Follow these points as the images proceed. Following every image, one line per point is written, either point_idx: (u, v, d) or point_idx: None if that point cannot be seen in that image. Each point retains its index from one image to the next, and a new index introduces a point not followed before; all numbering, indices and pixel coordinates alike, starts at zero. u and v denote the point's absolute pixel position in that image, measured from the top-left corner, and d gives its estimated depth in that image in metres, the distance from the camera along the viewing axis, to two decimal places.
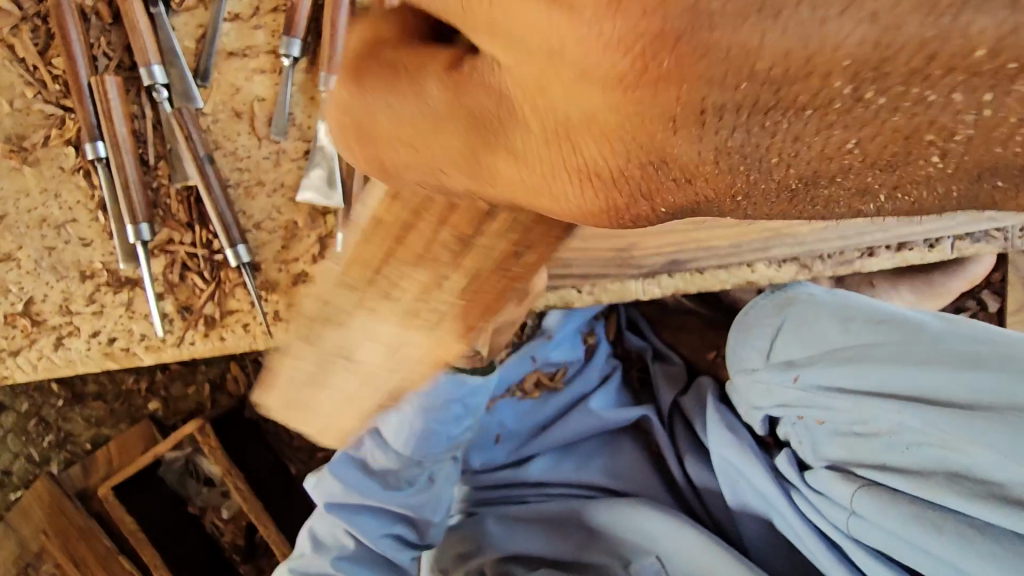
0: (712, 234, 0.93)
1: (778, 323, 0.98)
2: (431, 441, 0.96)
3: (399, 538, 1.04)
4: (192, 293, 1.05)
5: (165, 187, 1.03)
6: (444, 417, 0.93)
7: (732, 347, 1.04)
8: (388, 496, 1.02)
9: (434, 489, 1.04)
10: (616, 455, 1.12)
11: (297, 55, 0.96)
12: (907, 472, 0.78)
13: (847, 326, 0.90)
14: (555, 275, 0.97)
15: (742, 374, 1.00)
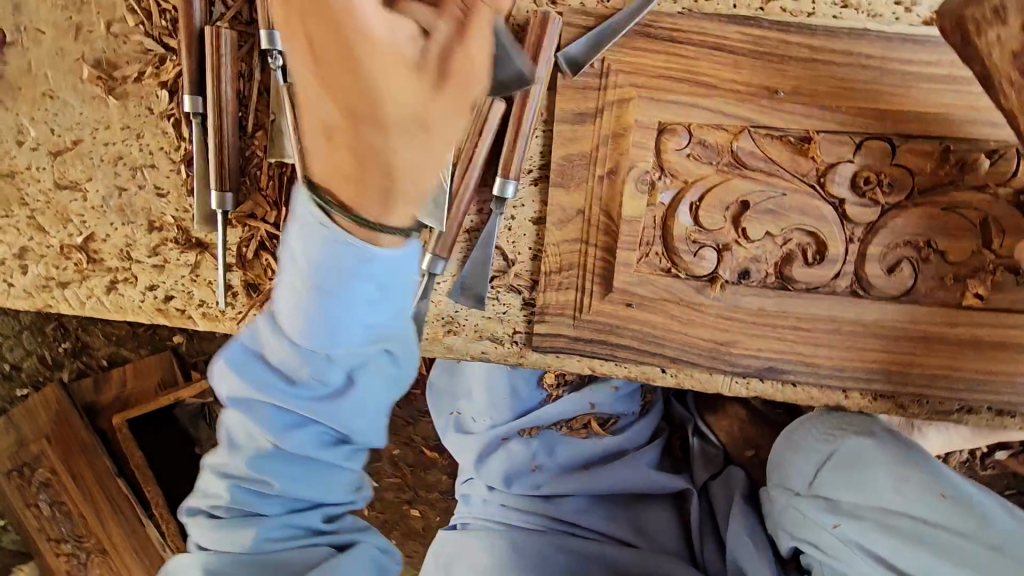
0: (817, 352, 0.89)
1: (828, 453, 0.91)
2: (338, 331, 0.71)
3: (315, 431, 0.80)
4: (264, 273, 1.00)
5: (257, 157, 0.96)
6: (349, 299, 0.69)
7: (777, 459, 0.98)
8: (292, 399, 0.76)
9: (358, 394, 0.77)
10: (644, 517, 1.14)
11: None
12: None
13: (903, 487, 0.84)
14: (644, 351, 0.93)
15: (780, 492, 0.96)
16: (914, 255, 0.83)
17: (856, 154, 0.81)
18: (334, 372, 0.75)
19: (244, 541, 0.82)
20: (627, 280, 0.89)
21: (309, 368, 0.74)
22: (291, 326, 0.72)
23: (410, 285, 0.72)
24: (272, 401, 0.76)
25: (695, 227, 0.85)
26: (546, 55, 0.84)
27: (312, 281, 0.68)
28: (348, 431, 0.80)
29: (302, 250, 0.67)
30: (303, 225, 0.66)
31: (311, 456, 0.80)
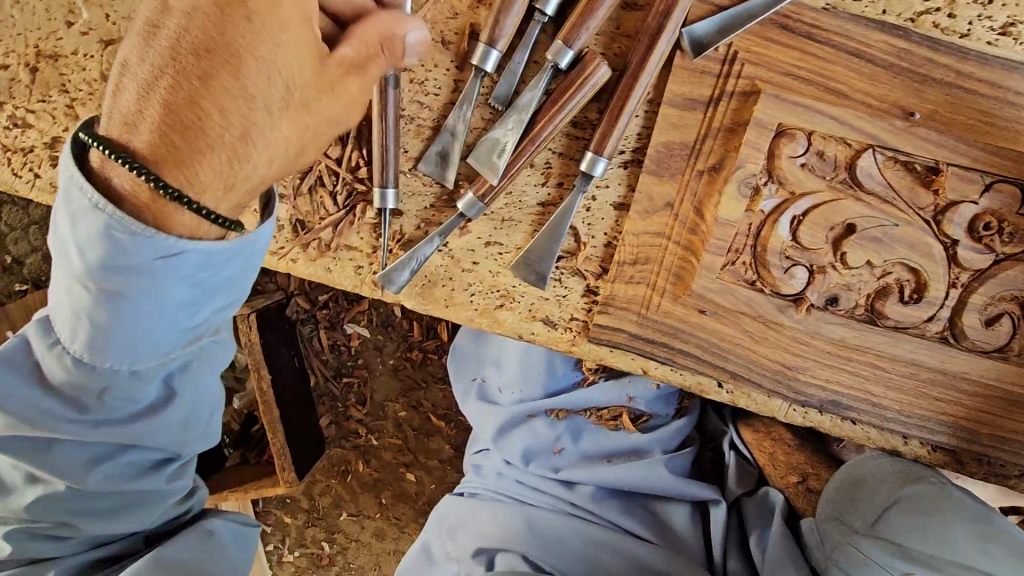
0: (888, 394, 0.84)
1: (897, 496, 0.86)
2: (135, 346, 0.69)
3: (117, 451, 0.81)
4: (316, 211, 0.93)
5: None
6: (145, 308, 0.66)
7: (836, 493, 0.92)
8: (110, 399, 0.74)
9: (184, 400, 0.80)
10: (661, 518, 1.14)
11: (550, 16, 0.78)
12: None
13: (985, 546, 0.82)
14: (706, 362, 0.88)
15: (833, 524, 0.91)
16: (1017, 311, 0.78)
17: (982, 195, 0.75)
18: (142, 384, 0.74)
19: (39, 546, 0.83)
20: (706, 286, 0.83)
21: (109, 390, 0.73)
22: (79, 341, 0.69)
23: (250, 273, 0.73)
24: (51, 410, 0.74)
25: (792, 242, 0.80)
26: (670, 29, 0.76)
27: (98, 288, 0.65)
28: (185, 433, 0.83)
29: (78, 252, 0.63)
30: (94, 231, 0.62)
31: (125, 432, 0.77)
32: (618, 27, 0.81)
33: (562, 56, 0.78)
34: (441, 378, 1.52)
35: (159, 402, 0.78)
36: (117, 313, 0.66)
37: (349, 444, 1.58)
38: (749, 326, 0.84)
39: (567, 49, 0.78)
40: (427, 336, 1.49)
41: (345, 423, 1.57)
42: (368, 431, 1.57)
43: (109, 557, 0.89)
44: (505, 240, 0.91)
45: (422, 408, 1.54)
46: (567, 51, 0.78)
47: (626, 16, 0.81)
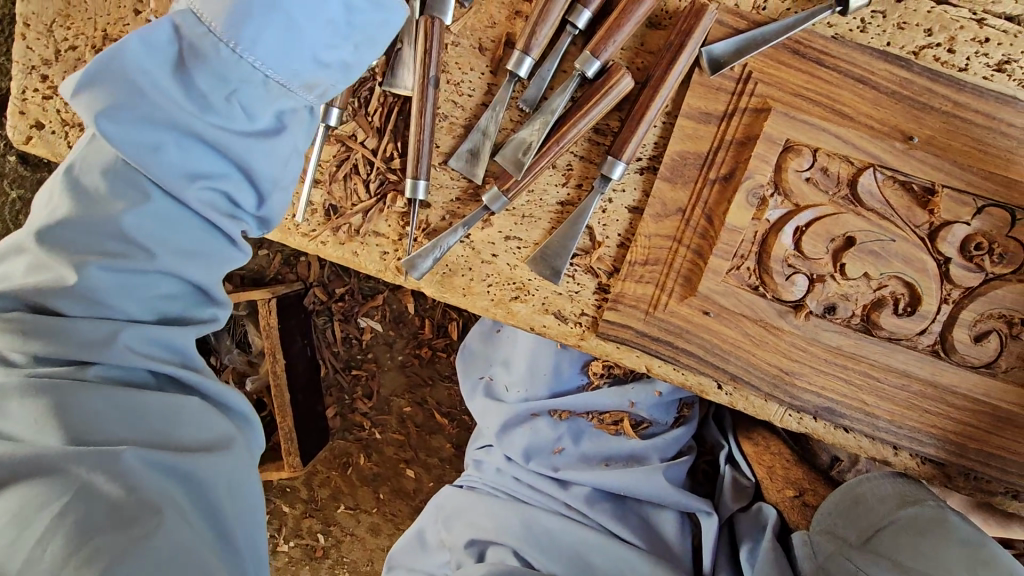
0: (880, 404, 0.88)
1: (892, 516, 0.85)
2: (285, 46, 0.68)
3: (220, 177, 0.73)
4: (349, 197, 0.99)
5: (372, 82, 0.95)
6: (279, 54, 0.68)
7: (840, 508, 0.92)
8: (211, 140, 0.70)
9: (289, 135, 0.75)
10: (654, 527, 1.13)
11: (581, 28, 0.85)
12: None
13: (980, 571, 0.74)
14: (707, 362, 0.92)
15: (824, 537, 0.91)
16: (1004, 329, 0.82)
17: (974, 218, 0.81)
18: (262, 105, 0.71)
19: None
20: (712, 288, 0.88)
21: (239, 92, 0.70)
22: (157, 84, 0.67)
23: (382, 44, 0.75)
24: (123, 180, 0.69)
25: (794, 251, 0.85)
26: (690, 47, 0.82)
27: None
28: (280, 185, 0.78)
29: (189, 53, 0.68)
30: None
31: (204, 203, 0.72)
32: (642, 44, 0.88)
33: (589, 65, 0.85)
34: (448, 376, 1.56)
35: (218, 176, 0.73)
36: (229, 89, 0.69)
37: (353, 437, 1.61)
38: (752, 334, 0.89)
39: (595, 58, 0.85)
40: (438, 334, 1.54)
41: (351, 415, 1.60)
42: (373, 425, 1.60)
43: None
44: (524, 235, 0.96)
45: (427, 405, 1.57)
46: (595, 61, 0.84)
47: (650, 35, 0.88)
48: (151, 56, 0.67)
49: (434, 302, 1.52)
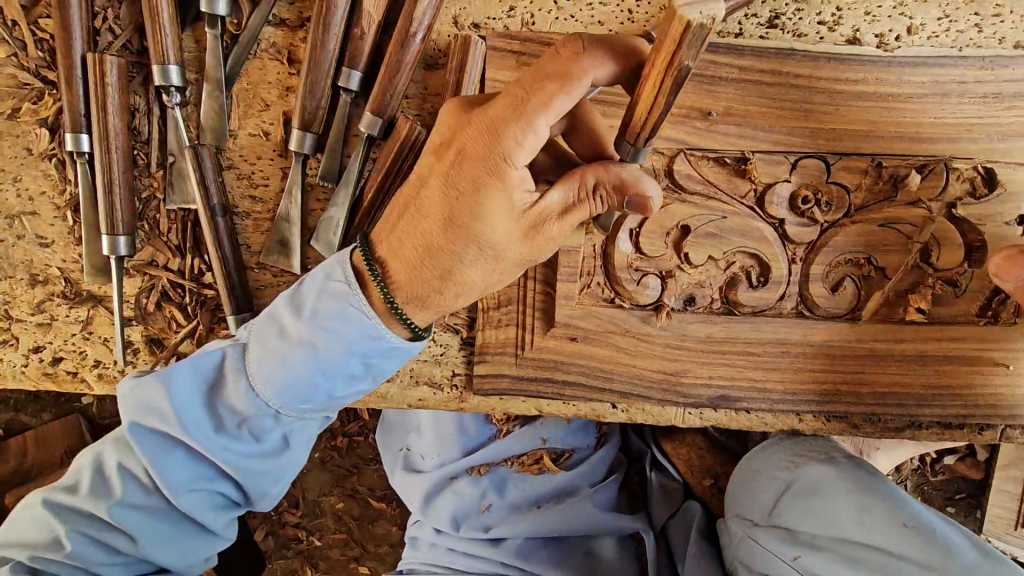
0: (769, 376, 0.86)
1: (788, 480, 0.88)
2: (305, 394, 0.80)
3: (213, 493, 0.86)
4: (168, 326, 0.89)
5: (156, 200, 0.86)
6: (333, 371, 0.78)
7: (737, 486, 0.94)
8: (149, 530, 0.84)
9: (285, 456, 0.85)
10: (599, 556, 1.12)
11: (356, 90, 0.79)
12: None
13: (864, 516, 0.80)
14: (592, 386, 0.87)
15: (738, 522, 0.91)
16: (855, 272, 0.81)
17: (792, 174, 0.79)
18: (268, 431, 0.82)
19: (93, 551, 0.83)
20: (569, 313, 0.83)
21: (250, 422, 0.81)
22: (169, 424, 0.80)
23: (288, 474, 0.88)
24: (96, 526, 0.82)
25: (636, 254, 0.81)
26: (470, 78, 0.79)
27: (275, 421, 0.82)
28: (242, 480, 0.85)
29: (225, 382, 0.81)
30: (269, 325, 0.79)
31: (238, 444, 0.82)
32: (425, 88, 0.83)
33: (375, 127, 0.80)
34: (372, 458, 1.44)
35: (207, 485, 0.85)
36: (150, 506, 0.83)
37: (291, 553, 1.48)
38: (627, 347, 0.85)
39: (378, 117, 0.79)
40: (349, 419, 1.42)
41: (282, 531, 1.47)
42: (309, 533, 1.47)
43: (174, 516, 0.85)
44: None
45: (359, 495, 1.45)
46: (378, 121, 0.79)
47: (430, 76, 0.83)
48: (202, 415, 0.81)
49: None
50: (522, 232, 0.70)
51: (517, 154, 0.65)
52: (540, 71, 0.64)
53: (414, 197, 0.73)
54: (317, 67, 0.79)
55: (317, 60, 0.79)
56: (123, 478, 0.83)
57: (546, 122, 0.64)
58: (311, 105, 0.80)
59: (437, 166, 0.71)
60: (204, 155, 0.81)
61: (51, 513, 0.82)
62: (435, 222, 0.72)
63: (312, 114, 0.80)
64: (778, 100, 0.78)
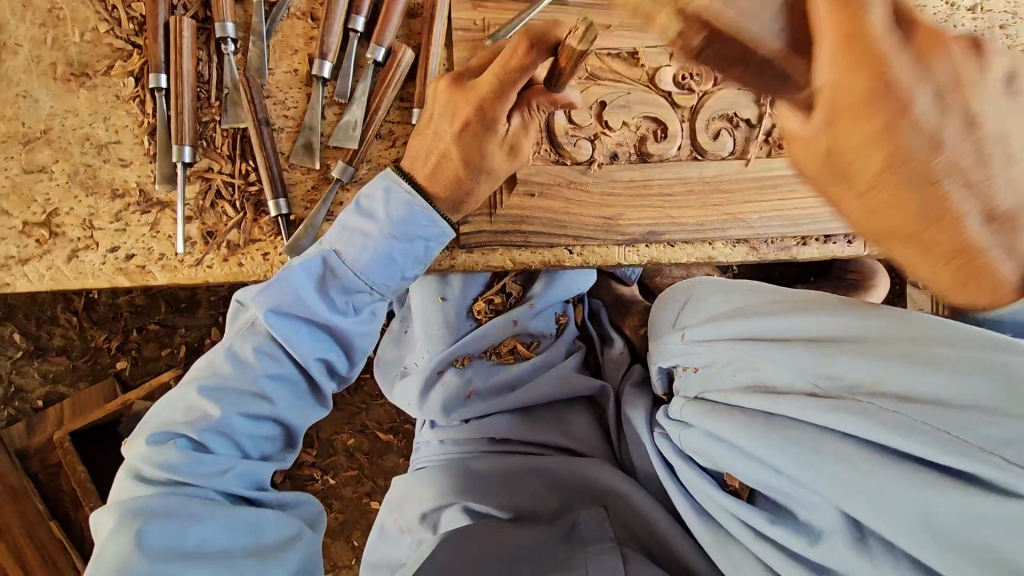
0: (682, 212, 1.14)
1: (684, 298, 1.14)
2: (388, 269, 1.03)
3: (326, 365, 1.06)
4: (220, 220, 1.15)
5: (213, 123, 1.15)
6: (405, 252, 1.03)
7: (657, 322, 1.21)
8: (281, 398, 1.01)
9: (374, 324, 1.07)
10: (568, 420, 1.32)
11: (361, 29, 1.12)
12: (725, 388, 0.90)
13: (729, 294, 1.03)
14: (551, 234, 1.14)
15: (654, 343, 1.18)
16: (728, 125, 1.13)
17: (671, 61, 1.13)
18: (363, 303, 1.05)
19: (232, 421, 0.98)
20: (526, 172, 1.12)
21: (354, 295, 1.03)
22: (290, 302, 0.99)
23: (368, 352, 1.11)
24: (245, 403, 0.98)
25: (570, 125, 1.12)
26: (440, 15, 1.12)
27: (369, 291, 1.04)
28: (353, 354, 1.07)
29: (333, 269, 1.02)
30: (346, 232, 1.02)
31: (349, 316, 1.03)
32: (410, 31, 1.17)
33: (377, 52, 1.12)
34: (378, 395, 1.62)
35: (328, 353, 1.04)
36: (284, 375, 1.01)
37: (308, 494, 1.61)
38: (573, 198, 1.13)
39: (379, 46, 1.12)
40: None
41: (298, 473, 1.60)
42: (323, 473, 1.61)
43: (297, 389, 1.04)
44: None
45: (368, 431, 1.62)
46: (378, 47, 1.11)
47: (413, 22, 1.17)
48: (317, 295, 1.00)
49: None
50: (508, 155, 1.01)
51: (500, 114, 0.95)
52: (504, 64, 0.89)
53: (435, 149, 1.00)
54: (333, 12, 1.12)
55: (333, 9, 1.12)
56: (261, 357, 0.99)
57: (515, 93, 0.92)
58: (330, 40, 1.12)
59: (449, 128, 0.98)
60: (252, 84, 1.12)
61: (206, 394, 0.97)
62: (456, 165, 1.00)
63: (332, 47, 1.12)
64: (655, 12, 1.13)
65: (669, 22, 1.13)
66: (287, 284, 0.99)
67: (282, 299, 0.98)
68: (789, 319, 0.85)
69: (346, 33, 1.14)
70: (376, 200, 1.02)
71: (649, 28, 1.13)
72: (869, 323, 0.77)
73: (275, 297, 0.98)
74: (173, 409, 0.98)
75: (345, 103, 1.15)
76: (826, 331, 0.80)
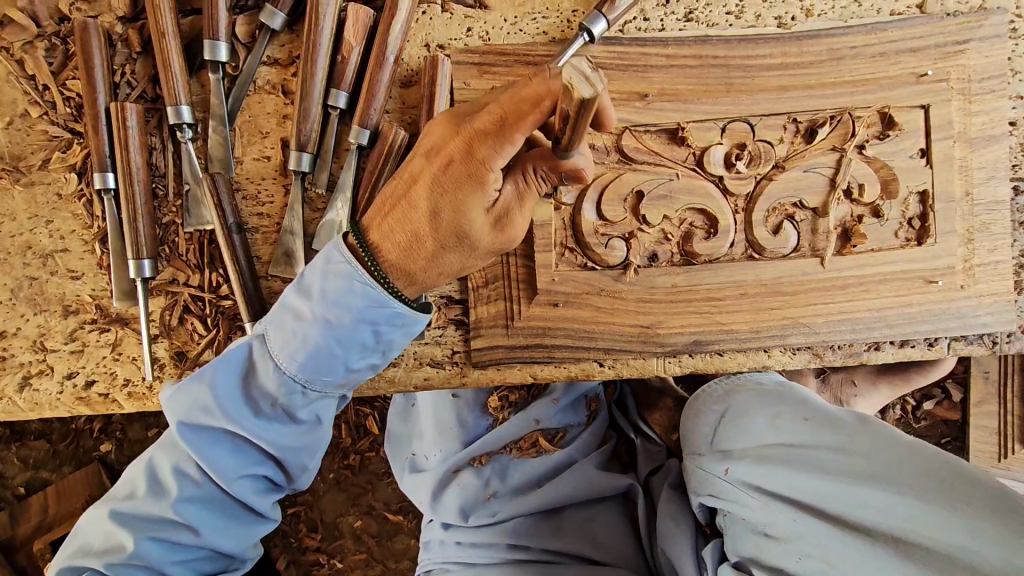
0: (735, 318, 0.95)
1: (721, 410, 0.99)
2: (327, 367, 0.80)
3: (260, 480, 0.88)
4: (190, 338, 0.98)
5: (175, 224, 0.97)
6: (346, 341, 0.78)
7: (688, 431, 1.05)
8: (206, 526, 0.85)
9: (320, 432, 0.87)
10: (596, 527, 1.17)
11: (343, 105, 0.92)
12: (788, 572, 0.81)
13: (777, 419, 0.91)
14: (579, 347, 0.96)
15: (690, 456, 1.02)
16: (791, 215, 0.93)
17: (722, 137, 0.92)
18: (307, 407, 0.83)
19: (149, 548, 0.83)
20: (548, 281, 0.94)
21: (310, 386, 0.82)
22: (240, 399, 0.82)
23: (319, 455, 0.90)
24: (159, 528, 0.84)
25: (600, 221, 0.93)
26: (441, 90, 0.92)
27: (322, 390, 0.83)
28: (299, 472, 0.89)
29: (282, 351, 0.80)
30: (282, 313, 0.80)
31: (302, 412, 0.83)
32: (402, 102, 0.96)
33: (362, 136, 0.92)
34: (385, 473, 1.49)
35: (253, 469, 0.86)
36: (206, 497, 0.85)
37: None
38: (604, 307, 0.95)
39: (363, 128, 0.92)
40: (359, 437, 1.49)
41: (304, 558, 1.49)
42: (329, 557, 1.49)
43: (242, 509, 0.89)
44: None
45: (376, 511, 1.50)
46: (363, 130, 0.91)
47: (406, 91, 0.96)
48: (226, 393, 0.81)
49: (343, 406, 1.48)
50: (492, 227, 0.75)
51: (494, 158, 0.70)
52: (517, 93, 0.66)
53: (403, 194, 0.76)
54: (308, 86, 0.91)
55: (308, 84, 0.91)
56: (180, 480, 0.83)
57: (521, 138, 0.68)
58: (308, 119, 0.92)
59: (425, 167, 0.74)
60: (218, 182, 0.93)
61: (118, 520, 0.83)
62: (421, 215, 0.75)
63: (308, 127, 0.92)
64: (702, 76, 0.92)
65: (719, 89, 0.92)
66: (192, 386, 0.82)
67: (197, 393, 0.81)
68: (873, 501, 0.76)
69: (323, 107, 0.93)
70: (315, 270, 0.78)
71: (696, 96, 0.92)
72: (966, 529, 0.68)
73: (181, 395, 0.82)
74: (93, 533, 0.86)
75: (329, 196, 0.96)
76: (920, 533, 0.71)
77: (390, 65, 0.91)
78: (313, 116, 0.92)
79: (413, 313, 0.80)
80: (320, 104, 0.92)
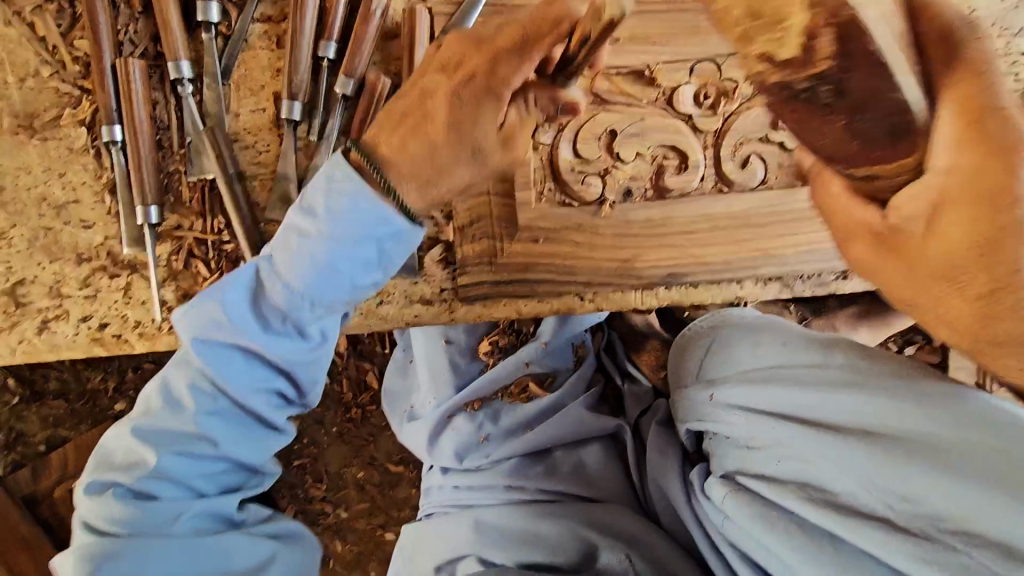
0: (708, 251, 1.01)
1: (708, 342, 1.01)
2: (331, 284, 0.85)
3: (273, 394, 0.94)
4: (195, 281, 1.05)
5: (179, 174, 1.03)
6: (352, 257, 0.83)
7: (675, 369, 1.06)
8: (225, 438, 0.92)
9: (325, 347, 0.93)
10: (585, 465, 1.22)
11: (332, 56, 0.98)
12: (766, 477, 0.81)
13: (760, 346, 0.91)
14: (560, 281, 1.02)
15: (676, 391, 1.04)
16: (760, 150, 0.98)
17: (691, 77, 0.97)
18: (312, 323, 0.89)
19: (174, 463, 0.90)
20: (529, 217, 1.00)
21: (316, 302, 0.87)
22: (251, 312, 0.88)
23: (327, 371, 0.97)
24: (181, 443, 0.90)
25: (578, 160, 0.98)
26: (419, 41, 0.97)
27: (326, 308, 0.88)
28: (308, 385, 0.96)
29: (291, 264, 0.85)
30: (289, 234, 0.85)
31: (311, 326, 0.89)
32: (388, 53, 1.02)
33: (348, 85, 0.98)
34: (386, 426, 1.56)
35: (266, 383, 0.92)
36: (223, 412, 0.91)
37: (321, 528, 1.57)
38: (583, 242, 1.00)
39: (349, 78, 0.97)
40: (360, 391, 1.55)
41: (310, 508, 1.56)
42: (335, 507, 1.56)
43: (257, 423, 0.96)
44: None
45: (378, 462, 1.56)
46: (349, 80, 0.97)
47: (391, 43, 1.02)
48: (239, 309, 0.87)
49: (345, 362, 1.54)
50: (500, 143, 0.80)
51: (514, 78, 0.75)
52: (539, 14, 0.72)
53: (420, 105, 0.79)
54: (298, 37, 0.97)
55: (299, 36, 0.97)
56: (196, 396, 0.89)
57: (536, 59, 0.74)
58: (298, 69, 0.98)
59: (445, 83, 0.77)
60: (218, 137, 1.00)
61: (139, 437, 0.89)
62: (439, 127, 0.78)
63: (296, 76, 0.99)
64: (671, 19, 0.97)
65: (688, 30, 0.97)
66: (208, 304, 0.88)
67: (215, 307, 0.87)
68: (844, 404, 0.76)
69: (309, 57, 0.98)
70: (316, 188, 0.83)
71: (666, 38, 0.97)
72: (929, 416, 0.69)
73: (197, 315, 0.88)
74: (117, 450, 0.91)
75: (319, 143, 1.02)
76: (888, 425, 0.71)
77: (376, 15, 0.97)
78: (301, 65, 0.98)
79: (413, 230, 0.84)
80: (306, 54, 0.98)
